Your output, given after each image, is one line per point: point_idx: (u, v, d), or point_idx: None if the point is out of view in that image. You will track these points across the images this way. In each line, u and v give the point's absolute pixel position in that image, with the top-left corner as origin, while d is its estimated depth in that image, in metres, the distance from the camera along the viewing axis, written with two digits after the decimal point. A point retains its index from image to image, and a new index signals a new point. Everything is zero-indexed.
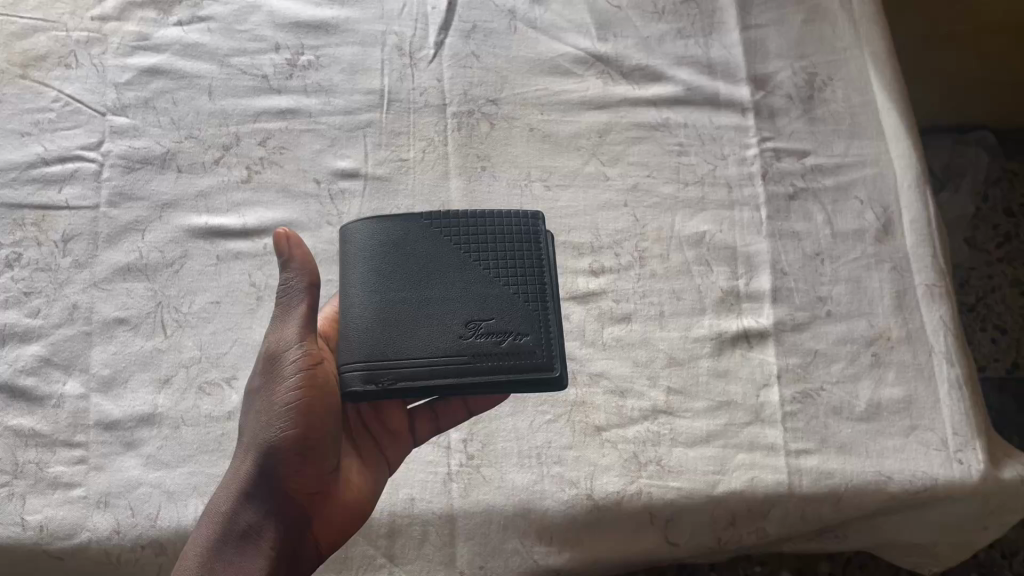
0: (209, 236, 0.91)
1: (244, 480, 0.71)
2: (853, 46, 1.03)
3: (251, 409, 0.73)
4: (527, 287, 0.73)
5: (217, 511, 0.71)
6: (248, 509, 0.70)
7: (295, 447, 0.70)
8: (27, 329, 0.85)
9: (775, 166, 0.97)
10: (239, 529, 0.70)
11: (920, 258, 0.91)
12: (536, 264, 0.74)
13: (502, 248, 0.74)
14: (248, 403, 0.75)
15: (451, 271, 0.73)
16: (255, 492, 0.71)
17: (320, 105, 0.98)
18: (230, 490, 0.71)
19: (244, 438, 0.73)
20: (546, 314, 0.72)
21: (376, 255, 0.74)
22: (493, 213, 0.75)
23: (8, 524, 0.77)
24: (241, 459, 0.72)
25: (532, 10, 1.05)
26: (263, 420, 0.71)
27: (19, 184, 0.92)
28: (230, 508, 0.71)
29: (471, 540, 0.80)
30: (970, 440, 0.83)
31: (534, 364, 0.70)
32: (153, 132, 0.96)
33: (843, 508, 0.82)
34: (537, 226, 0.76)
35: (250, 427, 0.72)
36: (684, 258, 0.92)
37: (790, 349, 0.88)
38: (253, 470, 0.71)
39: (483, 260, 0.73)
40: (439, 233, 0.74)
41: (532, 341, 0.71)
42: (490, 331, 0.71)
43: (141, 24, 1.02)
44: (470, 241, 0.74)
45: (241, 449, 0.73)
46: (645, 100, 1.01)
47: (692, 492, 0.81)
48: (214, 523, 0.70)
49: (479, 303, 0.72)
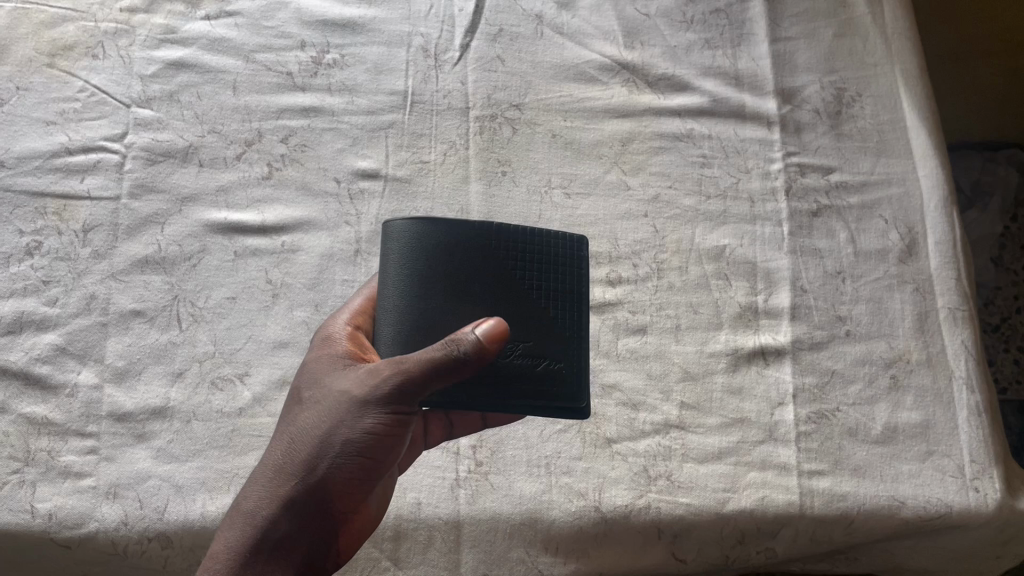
0: (227, 232, 0.91)
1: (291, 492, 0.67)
2: (885, 63, 1.01)
3: (310, 412, 0.69)
4: (564, 313, 0.71)
5: (254, 512, 0.68)
6: (288, 521, 0.67)
7: (355, 474, 0.68)
8: (45, 317, 0.86)
9: (799, 182, 0.96)
10: (274, 537, 0.67)
11: (943, 281, 0.90)
12: (573, 289, 0.72)
13: (545, 269, 0.71)
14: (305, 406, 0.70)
15: (494, 287, 0.69)
16: (299, 507, 0.68)
17: (344, 104, 0.98)
18: (273, 497, 0.68)
19: (297, 444, 0.69)
20: (579, 343, 0.71)
21: (420, 259, 0.69)
22: (536, 230, 0.72)
23: (18, 510, 0.77)
24: (290, 465, 0.68)
25: (560, 15, 1.05)
26: (326, 437, 0.67)
27: (42, 172, 0.93)
28: (270, 514, 0.67)
29: (476, 547, 0.80)
30: (987, 468, 0.81)
31: (563, 393, 0.69)
32: (177, 126, 0.96)
33: (855, 531, 0.81)
34: (581, 252, 0.74)
35: (306, 435, 0.68)
36: (703, 272, 0.91)
37: (807, 368, 0.86)
38: (303, 482, 0.67)
39: (527, 280, 0.70)
40: (487, 244, 0.70)
41: (563, 369, 0.70)
42: (524, 354, 0.68)
43: (169, 17, 1.02)
44: (510, 256, 0.70)
45: (289, 454, 0.69)
46: (669, 109, 0.99)
47: (701, 509, 0.80)
48: (250, 526, 0.67)
49: (516, 321, 0.69)
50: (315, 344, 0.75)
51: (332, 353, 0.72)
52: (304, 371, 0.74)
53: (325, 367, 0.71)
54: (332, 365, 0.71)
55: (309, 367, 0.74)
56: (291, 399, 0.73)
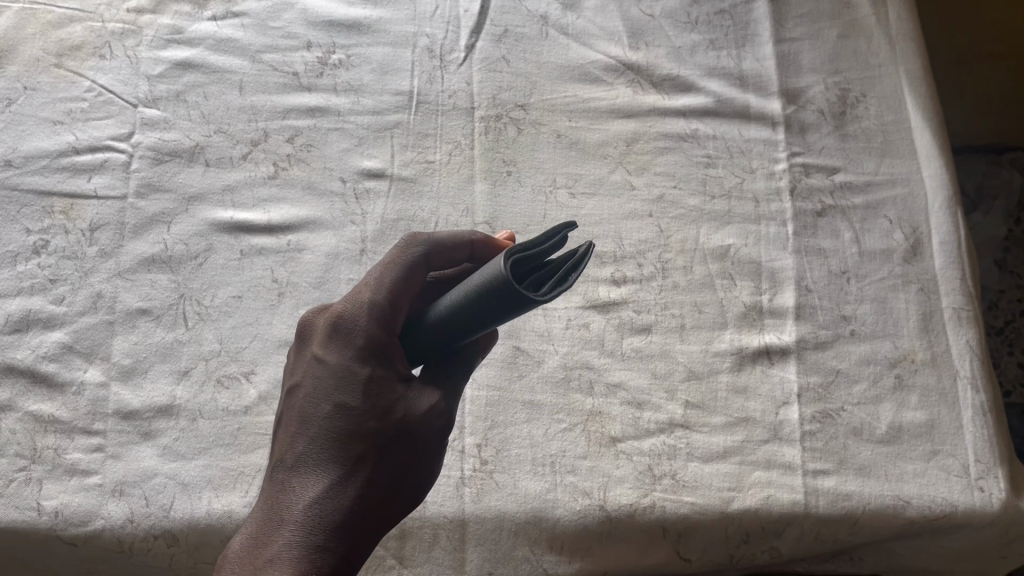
0: (233, 231, 0.91)
1: (358, 533, 0.59)
2: (888, 64, 1.02)
3: (377, 453, 0.60)
4: None
5: (316, 560, 0.57)
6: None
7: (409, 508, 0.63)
8: (51, 316, 0.86)
9: (804, 182, 0.96)
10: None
11: (948, 281, 0.90)
12: None
13: None
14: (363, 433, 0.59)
15: None
16: (364, 549, 0.60)
17: (349, 104, 0.99)
18: (339, 540, 0.58)
19: (363, 480, 0.59)
20: None
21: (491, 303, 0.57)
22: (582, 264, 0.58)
23: (24, 508, 0.78)
24: (357, 514, 0.59)
25: (565, 16, 1.05)
26: (399, 482, 0.61)
27: (49, 171, 0.93)
28: (335, 561, 0.58)
29: (480, 546, 0.80)
30: (992, 468, 0.81)
31: None
32: (183, 125, 0.97)
33: (860, 530, 0.81)
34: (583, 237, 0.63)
35: (373, 469, 0.60)
36: (707, 271, 0.91)
37: (812, 368, 0.86)
38: (371, 519, 0.60)
39: None
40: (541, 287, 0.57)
41: None
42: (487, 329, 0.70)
43: (176, 18, 1.03)
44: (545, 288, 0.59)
45: (354, 489, 0.59)
46: (674, 110, 1.00)
47: (706, 508, 0.80)
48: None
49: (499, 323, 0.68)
50: (350, 352, 0.61)
51: (383, 375, 0.61)
52: (341, 389, 0.60)
53: (381, 396, 0.60)
54: (387, 394, 0.61)
55: (345, 377, 0.60)
56: (326, 425, 0.60)
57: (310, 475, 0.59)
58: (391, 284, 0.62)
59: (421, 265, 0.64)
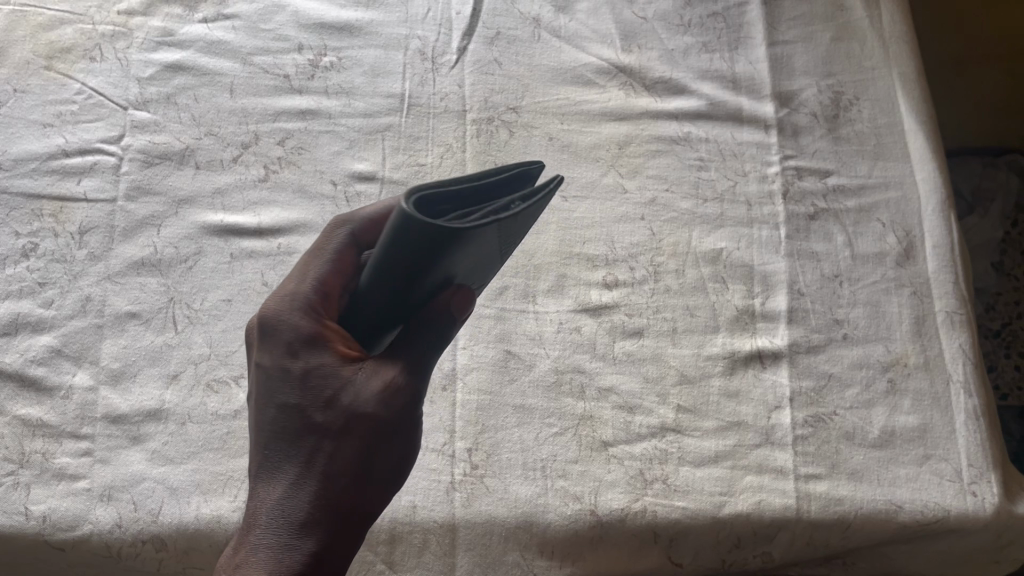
0: (223, 234, 0.91)
1: (330, 527, 0.59)
2: (882, 66, 1.01)
3: (329, 443, 0.60)
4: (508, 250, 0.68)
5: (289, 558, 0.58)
6: (334, 569, 0.59)
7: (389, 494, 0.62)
8: (40, 319, 0.86)
9: (797, 185, 0.96)
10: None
11: (941, 284, 0.90)
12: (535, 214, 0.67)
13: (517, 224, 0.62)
14: (316, 423, 0.60)
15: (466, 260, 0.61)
16: (340, 541, 0.60)
17: (341, 106, 0.98)
18: (309, 536, 0.59)
19: (325, 472, 0.59)
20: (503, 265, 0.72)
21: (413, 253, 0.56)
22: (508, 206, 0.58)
23: (12, 512, 0.77)
24: (324, 507, 0.59)
25: (557, 18, 1.05)
26: (366, 469, 0.60)
27: (39, 174, 0.93)
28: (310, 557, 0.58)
29: (471, 551, 0.80)
30: (985, 473, 0.81)
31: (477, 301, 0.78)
32: (174, 128, 0.96)
33: (853, 535, 0.81)
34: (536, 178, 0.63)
35: (333, 460, 0.59)
36: (700, 275, 0.91)
37: (803, 372, 0.86)
38: (341, 509, 0.60)
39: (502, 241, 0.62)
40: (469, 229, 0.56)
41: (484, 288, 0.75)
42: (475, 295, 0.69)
43: (167, 20, 1.03)
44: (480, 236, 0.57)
45: (319, 482, 0.59)
46: (667, 113, 0.99)
47: (698, 512, 0.80)
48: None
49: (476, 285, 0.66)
50: (282, 347, 0.61)
51: (324, 364, 0.61)
52: (283, 387, 0.61)
53: (323, 386, 0.60)
54: (330, 382, 0.61)
55: (286, 371, 0.61)
56: (280, 425, 0.61)
57: (274, 475, 0.61)
58: (319, 271, 0.63)
59: (349, 246, 0.65)
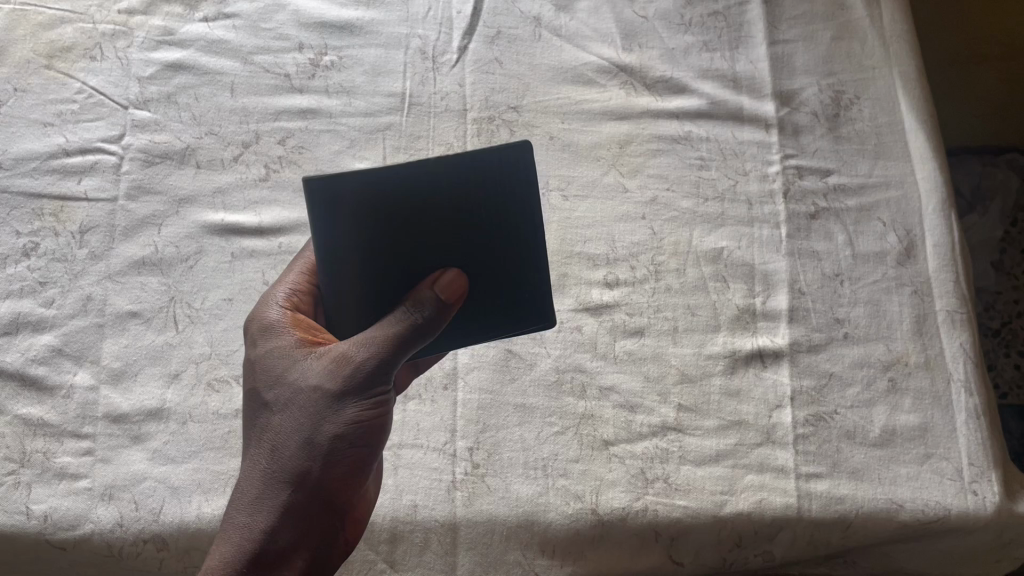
0: (224, 233, 0.91)
1: (280, 491, 0.66)
2: (883, 65, 1.01)
3: (280, 416, 0.68)
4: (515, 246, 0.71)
5: (248, 517, 0.66)
6: (283, 529, 0.66)
7: (341, 463, 0.66)
8: (41, 319, 0.86)
9: (798, 184, 0.96)
10: (268, 541, 0.65)
11: (942, 283, 0.90)
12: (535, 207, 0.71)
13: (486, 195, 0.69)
14: (272, 399, 0.69)
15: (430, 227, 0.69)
16: (292, 505, 0.66)
17: (342, 105, 0.98)
18: (260, 499, 0.66)
19: (277, 441, 0.67)
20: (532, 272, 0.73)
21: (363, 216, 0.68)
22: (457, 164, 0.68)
23: (13, 512, 0.77)
24: (274, 473, 0.66)
25: (558, 17, 1.05)
26: (312, 438, 0.66)
27: (39, 173, 0.93)
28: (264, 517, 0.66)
29: (472, 550, 0.80)
30: (986, 472, 0.81)
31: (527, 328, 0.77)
32: (175, 127, 0.96)
33: (853, 534, 0.81)
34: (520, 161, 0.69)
35: (281, 430, 0.67)
36: (701, 275, 0.91)
37: (804, 371, 0.86)
38: (290, 474, 0.66)
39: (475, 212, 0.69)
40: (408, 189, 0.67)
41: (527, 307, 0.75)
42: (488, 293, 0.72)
43: (167, 19, 1.03)
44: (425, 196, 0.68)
45: (273, 450, 0.67)
46: (668, 112, 0.99)
47: (699, 511, 0.80)
48: (247, 533, 0.66)
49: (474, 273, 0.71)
50: (254, 340, 0.74)
51: (281, 348, 0.71)
52: (253, 374, 0.72)
53: (276, 365, 0.70)
54: (281, 363, 0.70)
55: (255, 357, 0.73)
56: (252, 405, 0.71)
57: (247, 449, 0.70)
58: (294, 277, 0.77)
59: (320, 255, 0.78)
